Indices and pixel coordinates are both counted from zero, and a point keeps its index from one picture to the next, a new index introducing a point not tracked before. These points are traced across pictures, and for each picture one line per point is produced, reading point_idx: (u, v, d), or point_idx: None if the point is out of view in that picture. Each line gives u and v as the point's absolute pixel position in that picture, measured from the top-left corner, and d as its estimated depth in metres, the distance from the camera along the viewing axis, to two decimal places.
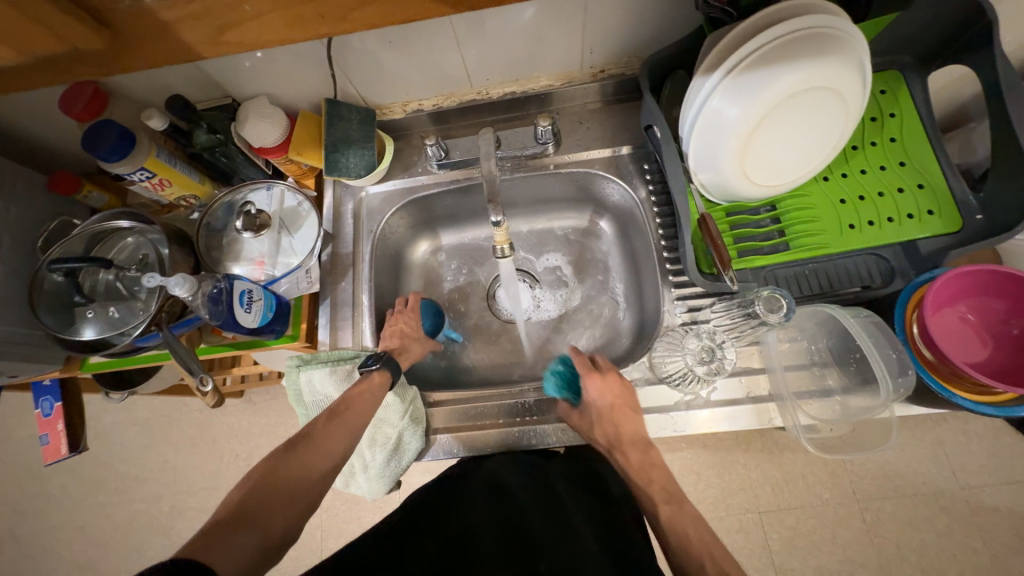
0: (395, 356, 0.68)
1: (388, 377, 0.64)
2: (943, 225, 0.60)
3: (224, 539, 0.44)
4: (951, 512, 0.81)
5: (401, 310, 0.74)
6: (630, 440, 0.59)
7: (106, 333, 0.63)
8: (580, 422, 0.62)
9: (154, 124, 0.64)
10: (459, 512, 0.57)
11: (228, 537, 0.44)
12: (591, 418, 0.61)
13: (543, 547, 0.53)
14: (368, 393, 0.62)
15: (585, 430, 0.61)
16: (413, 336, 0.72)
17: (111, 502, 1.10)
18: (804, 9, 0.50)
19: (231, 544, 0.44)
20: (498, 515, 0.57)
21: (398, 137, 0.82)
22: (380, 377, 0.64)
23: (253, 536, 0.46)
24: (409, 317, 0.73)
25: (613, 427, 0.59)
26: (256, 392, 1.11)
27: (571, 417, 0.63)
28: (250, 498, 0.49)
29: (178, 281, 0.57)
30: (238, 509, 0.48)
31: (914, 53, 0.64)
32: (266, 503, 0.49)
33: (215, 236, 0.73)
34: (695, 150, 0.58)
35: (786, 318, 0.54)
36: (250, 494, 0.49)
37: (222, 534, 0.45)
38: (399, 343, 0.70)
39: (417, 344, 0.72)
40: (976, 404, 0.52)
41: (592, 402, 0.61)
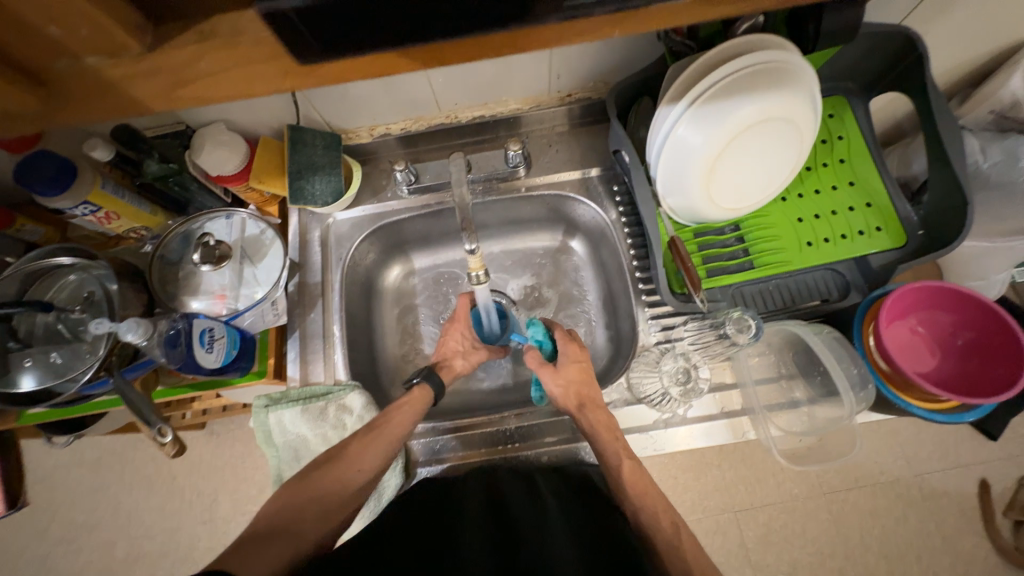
0: (438, 371, 0.69)
1: (432, 395, 0.66)
2: (890, 241, 0.64)
3: (259, 550, 0.48)
4: (907, 499, 0.84)
5: (454, 322, 0.72)
6: (598, 401, 0.61)
7: (49, 382, 0.57)
8: (553, 375, 0.63)
9: (98, 155, 0.60)
10: (444, 506, 0.57)
11: (262, 548, 0.48)
12: (564, 374, 0.63)
13: (524, 535, 0.52)
14: (410, 408, 0.63)
15: (556, 383, 0.63)
16: (461, 351, 0.72)
17: (55, 553, 1.01)
18: (757, 44, 0.53)
19: (267, 555, 0.47)
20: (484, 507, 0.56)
21: (365, 161, 0.80)
22: (422, 392, 0.65)
23: (287, 547, 0.49)
24: (461, 327, 0.72)
25: (580, 386, 0.62)
26: (219, 424, 1.05)
27: (541, 371, 0.64)
28: (284, 512, 0.52)
29: (130, 327, 0.53)
30: (275, 523, 0.51)
31: (856, 80, 0.69)
32: (299, 515, 0.52)
33: (171, 269, 0.69)
34: (662, 176, 0.60)
35: (755, 338, 0.57)
36: (284, 508, 0.52)
37: (257, 545, 0.48)
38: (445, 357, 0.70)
39: (462, 360, 0.71)
40: (929, 412, 0.55)
41: (566, 361, 0.64)
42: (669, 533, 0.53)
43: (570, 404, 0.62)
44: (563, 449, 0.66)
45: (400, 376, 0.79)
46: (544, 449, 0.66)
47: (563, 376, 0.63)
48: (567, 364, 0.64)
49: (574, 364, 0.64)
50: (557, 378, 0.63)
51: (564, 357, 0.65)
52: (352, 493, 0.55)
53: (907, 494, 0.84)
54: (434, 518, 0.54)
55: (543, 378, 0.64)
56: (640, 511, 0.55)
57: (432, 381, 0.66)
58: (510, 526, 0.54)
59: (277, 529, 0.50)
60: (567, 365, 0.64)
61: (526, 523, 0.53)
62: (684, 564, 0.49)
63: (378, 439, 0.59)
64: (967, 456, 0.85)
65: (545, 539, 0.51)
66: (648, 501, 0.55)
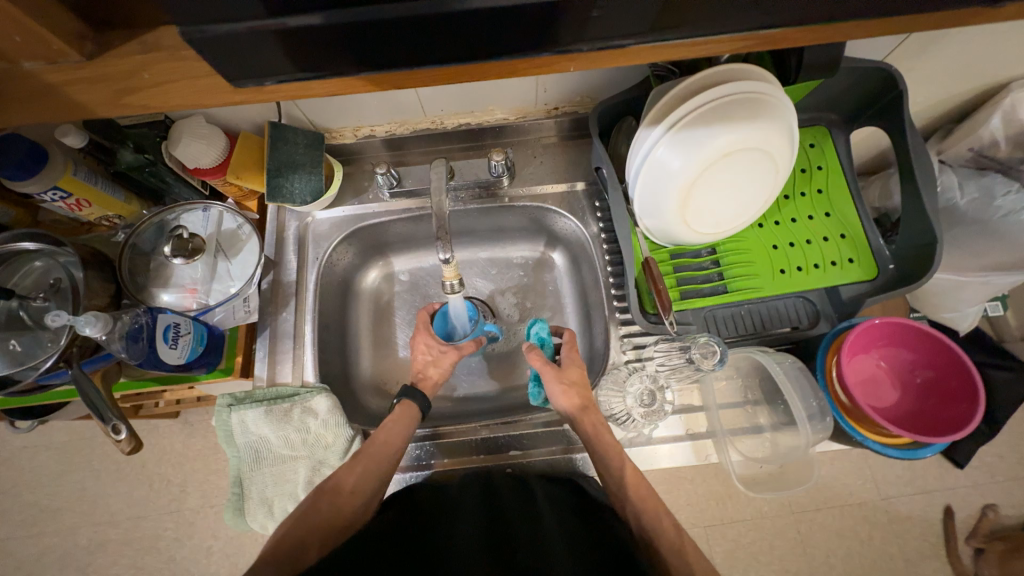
0: (417, 386, 0.67)
1: (417, 412, 0.64)
2: (861, 273, 0.65)
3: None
4: (873, 521, 0.85)
5: (420, 330, 0.71)
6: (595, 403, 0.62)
7: (7, 370, 0.54)
8: (556, 374, 0.62)
9: (69, 141, 0.58)
10: (434, 521, 0.54)
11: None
12: (568, 374, 0.63)
13: (521, 536, 0.51)
14: (395, 427, 0.62)
15: (560, 383, 0.62)
16: (431, 360, 0.70)
17: (16, 537, 0.99)
18: (738, 74, 0.54)
19: None
20: (480, 509, 0.56)
21: (349, 161, 0.79)
22: (410, 407, 0.64)
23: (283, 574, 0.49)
24: (427, 337, 0.70)
25: (581, 386, 0.62)
26: (192, 414, 1.03)
27: (545, 369, 0.63)
28: (284, 540, 0.53)
29: (88, 320, 0.51)
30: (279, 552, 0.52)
31: (836, 112, 0.70)
32: (304, 544, 0.53)
33: (141, 259, 0.67)
34: (639, 197, 0.60)
35: (721, 363, 0.58)
36: (284, 537, 0.53)
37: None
38: (419, 368, 0.69)
39: (437, 369, 0.70)
40: (883, 447, 0.57)
41: (568, 363, 0.64)
42: (675, 538, 0.52)
43: (572, 404, 0.60)
44: (561, 459, 0.66)
45: (374, 377, 0.79)
46: (509, 461, 0.66)
47: (566, 376, 0.62)
48: (570, 366, 0.64)
49: (576, 364, 0.64)
50: (561, 377, 0.62)
51: (567, 360, 0.65)
52: (357, 514, 0.56)
53: (873, 517, 0.85)
54: (427, 526, 0.54)
55: (547, 378, 0.62)
56: (641, 512, 0.54)
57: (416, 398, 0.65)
58: (503, 533, 0.52)
59: (284, 558, 0.51)
60: (569, 367, 0.64)
61: (521, 529, 0.52)
62: (686, 564, 0.49)
63: (372, 455, 0.59)
64: (933, 482, 0.86)
65: (540, 539, 0.50)
66: (651, 504, 0.55)
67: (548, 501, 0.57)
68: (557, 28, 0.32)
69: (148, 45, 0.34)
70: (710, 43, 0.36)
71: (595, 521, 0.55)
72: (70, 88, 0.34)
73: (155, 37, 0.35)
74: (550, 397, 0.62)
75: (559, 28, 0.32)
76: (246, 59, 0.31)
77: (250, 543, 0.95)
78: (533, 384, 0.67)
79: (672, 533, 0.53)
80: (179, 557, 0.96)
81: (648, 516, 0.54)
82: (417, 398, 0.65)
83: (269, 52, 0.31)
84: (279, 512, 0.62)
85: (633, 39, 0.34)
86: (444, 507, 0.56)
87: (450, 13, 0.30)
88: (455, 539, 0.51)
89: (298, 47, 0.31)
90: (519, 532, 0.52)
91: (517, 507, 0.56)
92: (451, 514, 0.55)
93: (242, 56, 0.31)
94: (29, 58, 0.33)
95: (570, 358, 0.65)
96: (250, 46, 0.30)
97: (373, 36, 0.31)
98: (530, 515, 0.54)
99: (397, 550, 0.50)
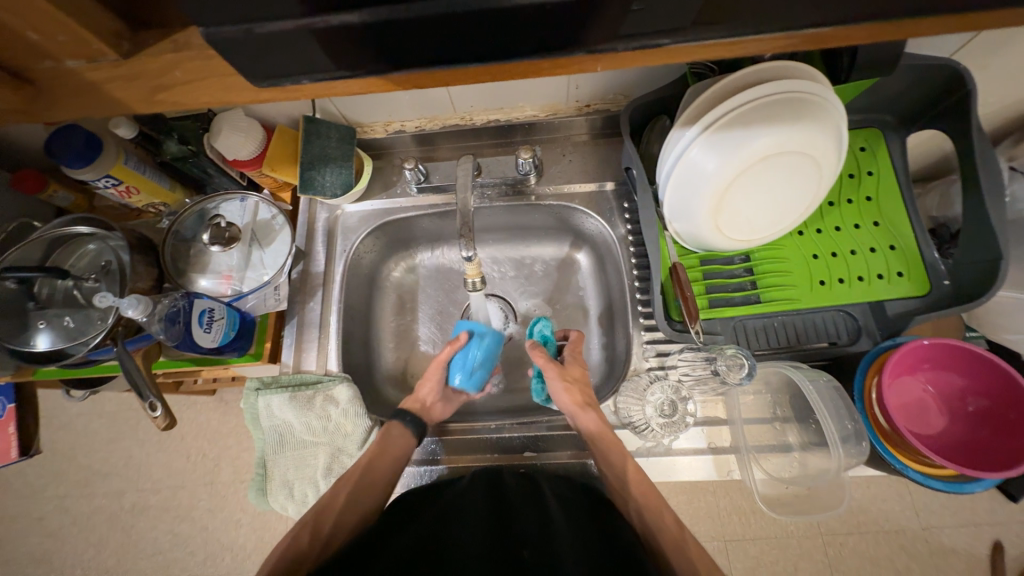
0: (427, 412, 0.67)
1: (409, 442, 0.63)
2: (911, 288, 0.60)
3: None
4: (910, 551, 0.79)
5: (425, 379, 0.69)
6: (594, 401, 0.62)
7: (62, 344, 0.59)
8: (559, 371, 0.62)
9: (122, 132, 0.62)
10: (445, 526, 0.53)
11: None
12: (570, 372, 0.63)
13: (527, 535, 0.52)
14: (383, 458, 0.60)
15: (562, 380, 0.62)
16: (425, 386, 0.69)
17: (72, 495, 1.07)
18: (785, 72, 0.51)
19: None
20: (484, 508, 0.55)
21: (380, 156, 0.81)
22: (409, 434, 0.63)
23: None
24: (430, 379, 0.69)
25: (583, 384, 0.63)
26: (228, 391, 1.08)
27: (547, 366, 0.63)
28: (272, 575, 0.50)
29: (131, 302, 0.54)
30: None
31: (893, 113, 0.65)
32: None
33: (183, 245, 0.70)
34: (668, 200, 0.57)
35: (749, 378, 0.56)
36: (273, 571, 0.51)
37: None
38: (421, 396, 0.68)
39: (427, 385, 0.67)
40: (926, 477, 0.53)
41: (570, 361, 0.65)
42: (676, 537, 0.51)
43: (574, 403, 0.60)
44: (575, 465, 0.65)
45: (395, 369, 0.80)
46: (523, 462, 0.66)
47: (568, 374, 0.63)
48: (572, 364, 0.65)
49: (578, 364, 0.65)
50: (564, 374, 0.63)
51: (569, 359, 0.66)
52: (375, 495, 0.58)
53: (910, 547, 0.79)
54: (431, 519, 0.55)
55: (549, 374, 0.62)
56: (645, 512, 0.53)
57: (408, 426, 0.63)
58: (508, 529, 0.53)
59: None
60: (571, 366, 0.65)
61: (527, 528, 0.53)
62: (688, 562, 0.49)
63: (384, 453, 0.61)
64: (983, 515, 0.79)
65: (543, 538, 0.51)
66: (652, 501, 0.54)
67: (560, 504, 0.56)
68: (584, 26, 0.31)
69: (180, 44, 0.34)
70: (752, 41, 0.34)
71: (600, 523, 0.54)
72: (109, 86, 0.36)
73: (185, 37, 0.34)
74: (551, 393, 0.62)
75: (596, 25, 0.31)
76: (282, 57, 0.31)
77: (275, 520, 0.99)
78: (536, 381, 0.67)
79: (674, 538, 0.51)
80: (210, 527, 1.02)
81: (650, 516, 0.53)
82: (405, 422, 0.64)
83: (302, 51, 0.31)
84: (299, 495, 0.64)
85: (673, 38, 0.32)
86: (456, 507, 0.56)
87: (476, 10, 0.29)
88: (459, 537, 0.51)
89: (321, 47, 0.31)
90: (529, 539, 0.51)
91: (523, 505, 0.56)
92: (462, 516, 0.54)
93: (276, 55, 0.31)
94: (70, 56, 0.34)
95: (571, 358, 0.66)
96: (284, 43, 0.30)
97: (395, 36, 0.30)
98: (538, 518, 0.53)
99: (405, 549, 0.50)
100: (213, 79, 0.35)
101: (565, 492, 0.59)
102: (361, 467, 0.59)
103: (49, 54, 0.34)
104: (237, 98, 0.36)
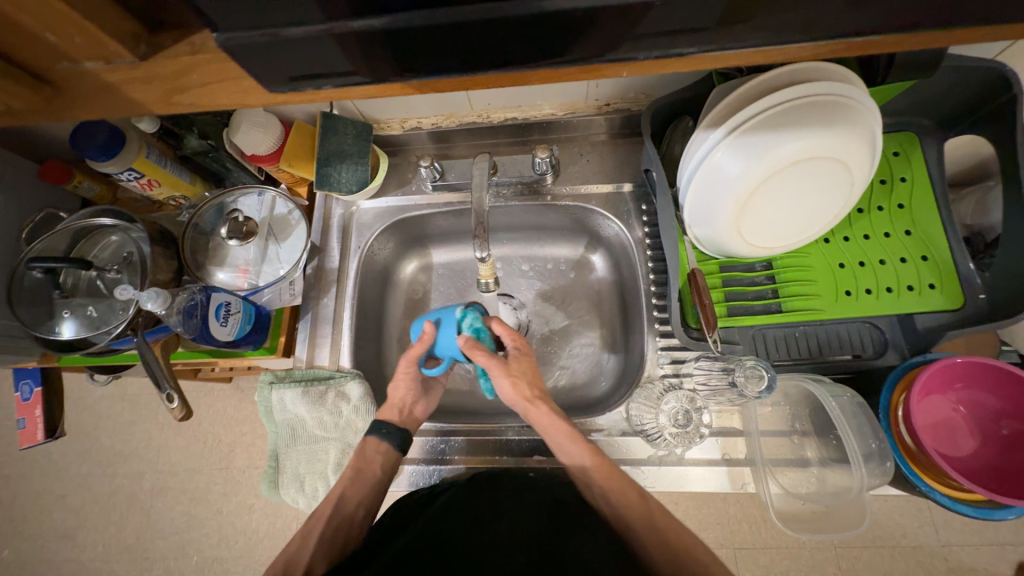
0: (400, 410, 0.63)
1: (386, 457, 0.61)
2: (943, 301, 0.57)
3: None
4: (928, 568, 0.76)
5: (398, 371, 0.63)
6: (544, 397, 0.59)
7: (84, 333, 0.61)
8: (503, 369, 0.57)
9: (145, 127, 0.64)
10: (444, 526, 0.54)
11: None
12: (513, 367, 0.59)
13: (530, 542, 0.52)
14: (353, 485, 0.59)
15: (508, 377, 0.57)
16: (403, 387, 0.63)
17: (95, 474, 1.10)
18: (818, 74, 0.48)
19: None
20: (486, 514, 0.56)
21: (396, 152, 0.80)
22: (387, 448, 0.61)
23: None
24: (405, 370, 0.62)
25: (529, 376, 0.60)
26: (244, 380, 1.10)
27: (491, 364, 0.57)
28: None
29: (150, 295, 0.56)
30: None
31: (931, 116, 0.62)
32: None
33: (202, 238, 0.71)
34: (689, 204, 0.56)
35: (768, 391, 0.55)
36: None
37: None
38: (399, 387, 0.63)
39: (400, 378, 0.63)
40: (954, 502, 0.50)
41: (515, 356, 0.61)
42: (641, 512, 0.51)
43: (519, 401, 0.58)
44: None
45: None
46: (532, 465, 0.65)
47: (514, 370, 0.59)
48: (518, 358, 0.61)
49: (523, 358, 0.61)
50: (509, 371, 0.58)
51: (513, 352, 0.61)
52: (356, 526, 0.58)
53: (929, 564, 0.76)
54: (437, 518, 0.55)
55: (494, 372, 0.57)
56: (608, 493, 0.53)
57: (390, 440, 0.61)
58: (507, 539, 0.53)
59: None
60: (516, 360, 0.61)
61: (522, 533, 0.53)
62: (662, 538, 0.50)
63: (358, 481, 0.59)
64: (1008, 535, 0.75)
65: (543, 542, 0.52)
66: (615, 482, 0.53)
67: (548, 502, 0.57)
68: (608, 31, 0.30)
69: (196, 46, 0.34)
70: (789, 49, 0.32)
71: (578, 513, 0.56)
72: (125, 87, 0.36)
73: (201, 38, 0.35)
74: (496, 388, 0.59)
75: (624, 29, 0.30)
76: (305, 62, 0.31)
77: (286, 507, 1.01)
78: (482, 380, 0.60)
79: (639, 507, 0.52)
80: (224, 511, 1.04)
81: (614, 494, 0.52)
82: (381, 435, 0.61)
83: (325, 57, 0.31)
84: (310, 489, 0.65)
85: (702, 43, 0.31)
86: (444, 509, 0.56)
87: (497, 15, 0.28)
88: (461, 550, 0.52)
89: (340, 52, 0.30)
90: (514, 539, 0.53)
91: (517, 507, 0.56)
92: (457, 517, 0.55)
93: (300, 60, 0.31)
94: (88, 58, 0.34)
95: (512, 348, 0.62)
96: (304, 49, 0.30)
97: (414, 40, 0.29)
98: (528, 515, 0.55)
99: (409, 547, 0.52)
100: (228, 81, 0.35)
101: (548, 485, 0.60)
102: (333, 501, 0.58)
103: (67, 56, 0.34)
104: (252, 100, 0.36)
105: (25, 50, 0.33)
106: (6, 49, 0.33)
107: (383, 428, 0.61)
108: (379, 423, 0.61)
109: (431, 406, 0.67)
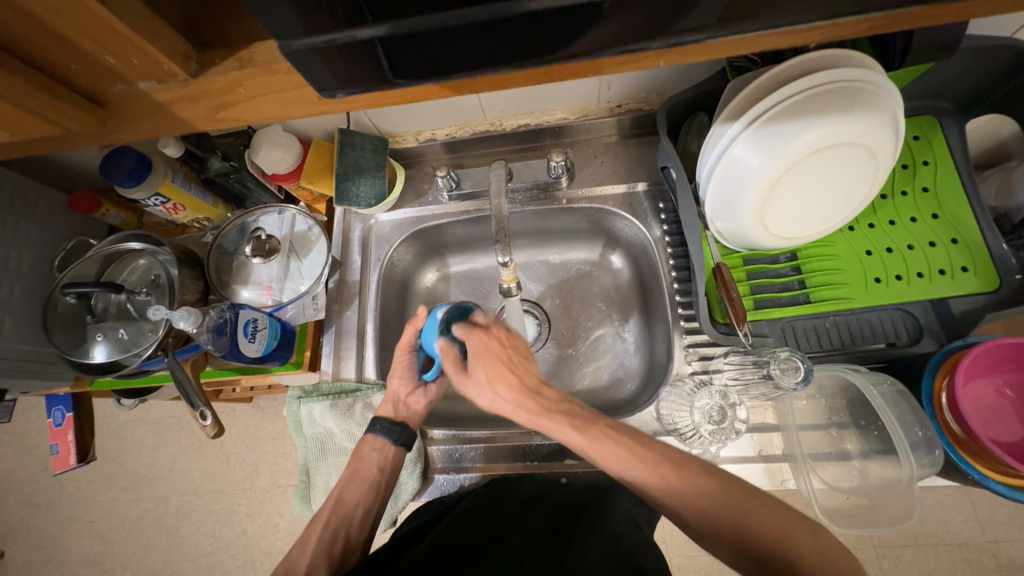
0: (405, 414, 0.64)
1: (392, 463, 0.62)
2: (978, 284, 0.56)
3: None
4: (976, 566, 0.73)
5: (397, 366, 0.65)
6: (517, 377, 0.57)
7: (116, 356, 0.62)
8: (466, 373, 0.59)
9: (170, 151, 0.66)
10: (469, 529, 0.53)
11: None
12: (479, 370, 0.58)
13: (554, 537, 0.52)
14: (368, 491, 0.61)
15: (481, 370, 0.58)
16: (400, 393, 0.65)
17: (121, 499, 1.11)
18: (835, 61, 0.48)
19: None
20: (510, 520, 0.55)
21: (410, 164, 0.81)
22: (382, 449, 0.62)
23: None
24: (403, 372, 0.65)
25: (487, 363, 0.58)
26: (265, 398, 1.11)
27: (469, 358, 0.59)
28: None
29: (182, 314, 0.58)
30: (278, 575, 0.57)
31: (950, 97, 0.61)
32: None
33: (226, 258, 0.73)
34: (711, 199, 0.56)
35: (804, 382, 0.53)
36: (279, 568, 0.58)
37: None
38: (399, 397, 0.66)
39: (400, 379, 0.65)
40: (1011, 489, 0.49)
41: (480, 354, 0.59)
42: (720, 499, 0.45)
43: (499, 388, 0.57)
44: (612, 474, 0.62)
45: None
46: (565, 470, 0.63)
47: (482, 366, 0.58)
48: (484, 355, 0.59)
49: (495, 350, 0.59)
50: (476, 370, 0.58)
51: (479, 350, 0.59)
52: (355, 530, 0.60)
53: (976, 561, 0.73)
54: (475, 532, 0.53)
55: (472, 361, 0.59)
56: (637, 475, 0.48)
57: (391, 438, 0.61)
58: (549, 546, 0.51)
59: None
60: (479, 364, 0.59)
61: (548, 540, 0.52)
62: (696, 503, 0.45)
63: (354, 480, 0.61)
64: None
65: (570, 542, 0.51)
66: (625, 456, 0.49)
67: (558, 506, 0.58)
68: (620, 26, 0.30)
69: (237, 63, 0.35)
70: (829, 27, 0.32)
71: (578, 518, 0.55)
72: (174, 106, 0.37)
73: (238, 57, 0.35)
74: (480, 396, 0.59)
75: (668, 18, 0.30)
76: (328, 71, 0.32)
77: None
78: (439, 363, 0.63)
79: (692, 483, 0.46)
80: (249, 531, 1.04)
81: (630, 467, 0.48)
82: (376, 432, 0.61)
83: (349, 65, 0.31)
84: None
85: (707, 34, 0.31)
86: (469, 515, 0.55)
87: (512, 15, 0.28)
88: (496, 552, 0.50)
89: (362, 58, 0.31)
90: (527, 546, 0.51)
91: (540, 521, 0.54)
92: (484, 521, 0.54)
93: (324, 69, 0.31)
94: (143, 79, 0.35)
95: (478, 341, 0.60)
96: (328, 58, 0.30)
97: (433, 41, 0.30)
98: (546, 526, 0.54)
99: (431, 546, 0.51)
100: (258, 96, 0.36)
101: (555, 496, 0.60)
102: (330, 507, 0.60)
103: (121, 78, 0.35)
104: (281, 116, 0.37)
105: (72, 74, 0.34)
106: (64, 74, 0.34)
107: (379, 424, 0.62)
108: (376, 418, 0.63)
109: (428, 397, 0.66)
